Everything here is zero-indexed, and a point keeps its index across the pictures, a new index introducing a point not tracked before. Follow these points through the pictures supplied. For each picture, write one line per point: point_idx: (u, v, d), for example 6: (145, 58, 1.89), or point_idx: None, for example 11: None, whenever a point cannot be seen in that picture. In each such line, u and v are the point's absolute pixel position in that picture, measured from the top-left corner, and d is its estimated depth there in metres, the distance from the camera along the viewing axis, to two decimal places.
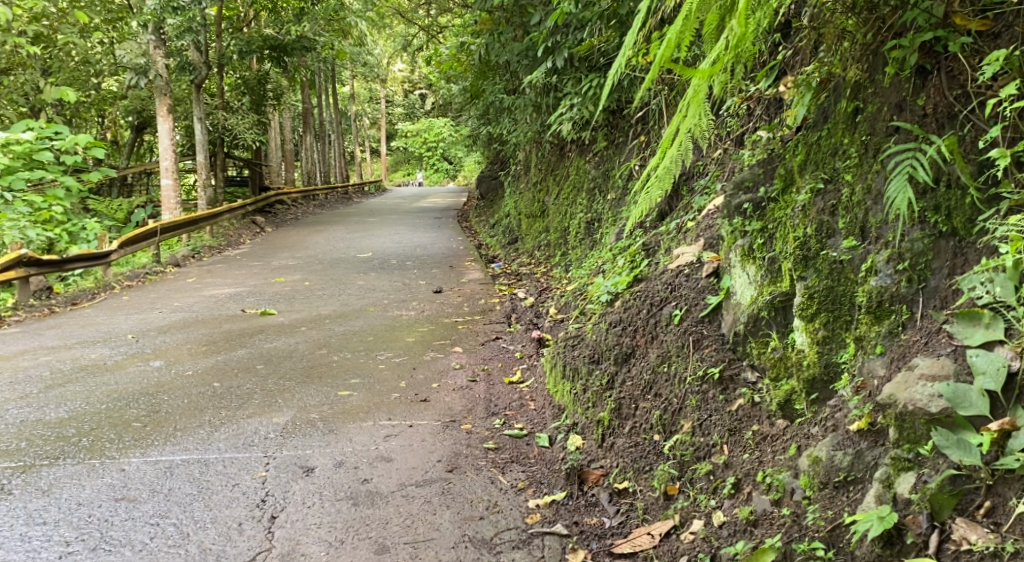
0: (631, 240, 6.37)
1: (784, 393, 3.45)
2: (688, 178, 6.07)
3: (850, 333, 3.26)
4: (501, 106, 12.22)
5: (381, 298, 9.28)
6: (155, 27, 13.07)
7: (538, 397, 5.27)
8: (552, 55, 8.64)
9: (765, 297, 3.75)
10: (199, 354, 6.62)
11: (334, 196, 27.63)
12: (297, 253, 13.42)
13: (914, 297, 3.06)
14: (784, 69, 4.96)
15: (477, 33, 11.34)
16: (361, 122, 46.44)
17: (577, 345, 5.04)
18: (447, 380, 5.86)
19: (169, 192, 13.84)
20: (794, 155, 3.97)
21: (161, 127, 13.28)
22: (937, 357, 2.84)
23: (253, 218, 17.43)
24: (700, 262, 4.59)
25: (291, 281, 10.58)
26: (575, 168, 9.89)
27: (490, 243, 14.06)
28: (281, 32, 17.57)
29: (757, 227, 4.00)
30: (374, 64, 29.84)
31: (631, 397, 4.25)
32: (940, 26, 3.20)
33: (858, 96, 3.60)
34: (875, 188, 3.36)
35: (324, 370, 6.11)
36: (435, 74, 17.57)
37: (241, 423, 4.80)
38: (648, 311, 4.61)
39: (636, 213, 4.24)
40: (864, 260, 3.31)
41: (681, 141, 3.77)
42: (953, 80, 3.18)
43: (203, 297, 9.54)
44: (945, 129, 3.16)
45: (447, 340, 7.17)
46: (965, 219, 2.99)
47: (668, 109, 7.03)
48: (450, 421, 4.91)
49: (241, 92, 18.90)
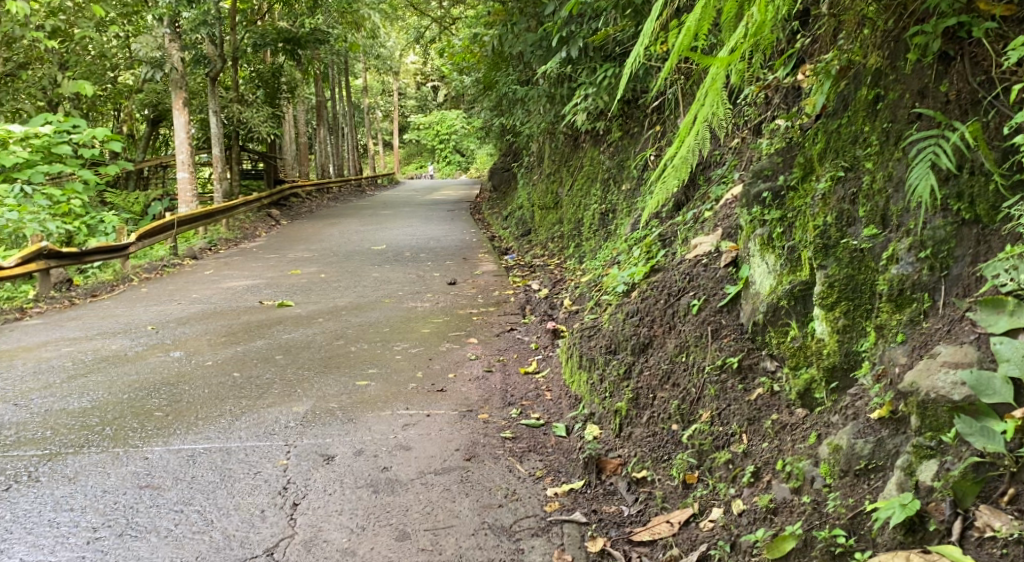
0: (647, 231, 6.38)
1: (803, 382, 3.45)
2: (704, 168, 6.06)
3: (871, 322, 3.25)
4: (514, 97, 12.22)
5: (396, 290, 9.32)
6: (171, 20, 13.22)
7: (554, 387, 5.29)
8: (566, 45, 8.64)
9: (785, 286, 3.74)
10: (217, 345, 6.68)
11: (348, 188, 27.74)
12: (313, 245, 13.49)
13: (936, 286, 3.05)
14: (803, 58, 4.94)
15: (491, 25, 11.34)
16: (374, 114, 46.54)
17: (594, 335, 5.05)
18: (464, 370, 5.88)
19: (185, 185, 13.94)
20: (814, 143, 3.95)
21: (177, 120, 13.38)
22: (960, 345, 2.82)
23: (270, 211, 17.52)
24: (717, 252, 4.58)
25: (307, 273, 10.64)
26: (590, 159, 9.88)
27: (505, 234, 14.08)
28: (296, 25, 17.67)
29: (776, 216, 3.98)
30: (386, 56, 29.89)
31: (649, 387, 4.25)
32: (964, 11, 3.16)
33: (879, 83, 3.57)
34: (897, 175, 3.34)
35: (342, 360, 6.15)
36: (448, 66, 17.59)
37: (262, 413, 4.85)
38: (666, 302, 4.61)
39: (654, 203, 4.24)
40: (885, 248, 3.29)
41: (700, 130, 3.76)
42: (977, 66, 3.15)
43: (221, 289, 9.62)
44: (968, 115, 3.14)
45: (462, 331, 7.20)
46: (988, 206, 2.97)
47: (683, 99, 7.01)
48: (468, 411, 4.94)
49: (256, 85, 19.17)
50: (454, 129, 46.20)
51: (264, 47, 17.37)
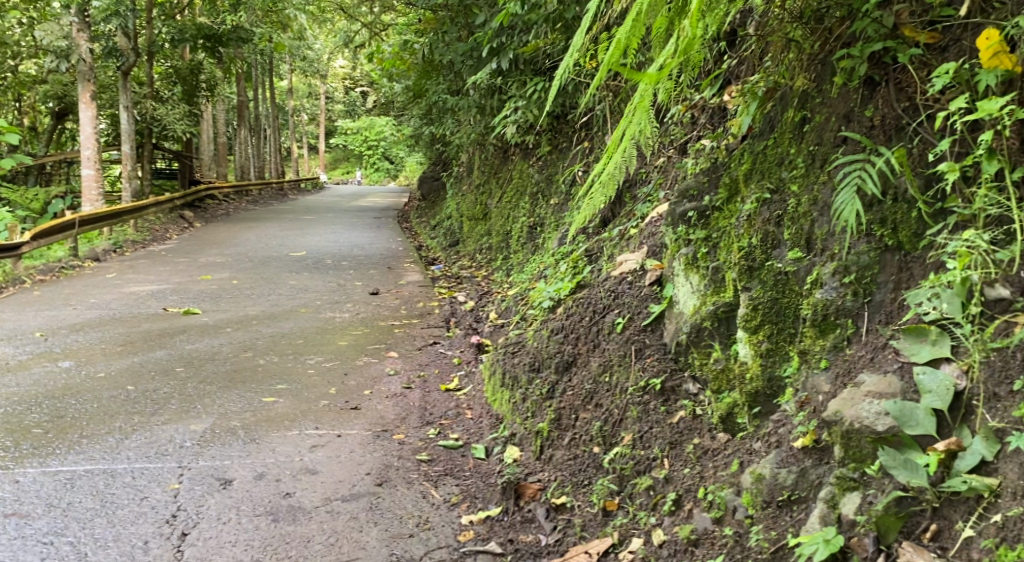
0: (574, 246, 6.31)
1: (725, 406, 3.39)
2: (630, 185, 6.03)
3: (794, 346, 3.20)
4: (444, 106, 12.06)
5: (313, 299, 9.01)
6: (79, 9, 12.55)
7: (475, 406, 5.13)
8: (496, 56, 8.52)
9: (708, 307, 3.68)
10: (112, 355, 6.27)
11: (269, 191, 27.00)
12: (228, 249, 12.99)
13: (859, 312, 3.01)
14: (729, 79, 4.97)
15: (421, 32, 11.15)
16: (299, 116, 45.63)
17: (517, 353, 4.91)
18: (381, 386, 5.66)
19: (90, 183, 13.25)
20: (739, 164, 3.93)
21: (84, 114, 12.72)
22: (884, 375, 2.78)
23: (182, 212, 16.88)
24: (643, 270, 4.52)
25: (219, 279, 10.20)
26: (518, 172, 9.80)
27: (432, 244, 13.88)
28: (217, 22, 17.05)
29: (701, 236, 3.93)
30: (313, 59, 29.29)
31: (572, 407, 4.14)
32: (890, 36, 3.17)
33: (806, 106, 3.58)
34: (822, 199, 3.31)
35: (250, 374, 5.85)
36: (377, 73, 17.29)
37: (155, 431, 4.56)
38: (591, 319, 4.52)
39: (579, 219, 4.14)
40: (809, 272, 3.25)
41: (627, 146, 3.67)
42: (901, 92, 3.15)
43: (123, 294, 9.11)
44: (893, 141, 3.12)
45: (382, 344, 6.97)
46: (911, 233, 2.95)
47: (612, 116, 7.01)
48: (382, 431, 4.73)
49: (173, 81, 18.50)
50: (382, 136, 45.71)
51: (183, 43, 16.72)
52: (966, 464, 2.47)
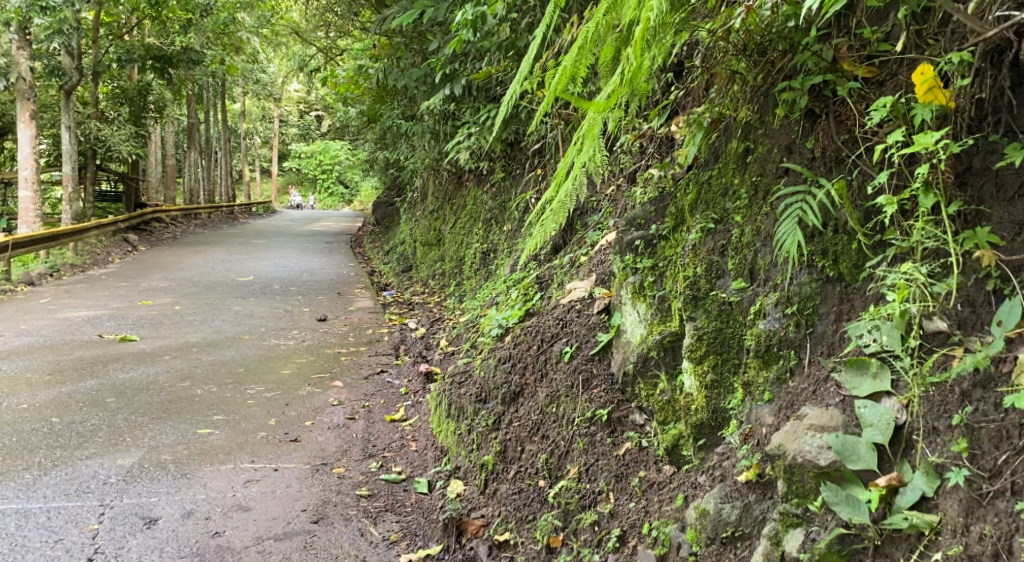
0: (525, 273, 6.28)
1: (670, 438, 3.35)
2: (581, 213, 6.03)
3: (738, 378, 3.17)
4: (398, 131, 11.98)
5: (258, 326, 8.80)
6: (20, 26, 12.25)
7: (420, 437, 5.03)
8: (450, 83, 8.49)
9: (654, 336, 3.66)
10: (38, 385, 6.03)
11: (218, 214, 26.56)
12: (171, 274, 12.68)
13: (802, 343, 3.00)
14: (676, 109, 5.00)
15: (375, 57, 11.09)
16: (251, 139, 45.13)
17: (463, 383, 4.82)
18: (323, 417, 5.52)
19: (28, 204, 12.87)
20: (685, 194, 3.94)
21: (22, 134, 12.38)
22: (826, 408, 2.75)
23: (126, 235, 16.47)
24: (591, 298, 4.48)
25: (159, 305, 9.92)
26: (472, 199, 9.77)
27: (385, 269, 13.74)
28: (166, 42, 16.79)
29: (647, 265, 3.92)
30: (267, 83, 29.03)
31: (517, 439, 4.07)
32: (829, 70, 3.21)
33: (749, 137, 3.61)
34: (765, 230, 3.30)
35: (185, 404, 5.65)
36: (332, 97, 17.15)
37: (77, 467, 4.38)
38: (539, 348, 4.47)
39: (530, 247, 4.11)
40: (753, 302, 3.24)
41: (576, 173, 3.67)
42: (840, 125, 3.16)
43: (56, 320, 8.80)
44: (833, 174, 3.14)
45: (328, 373, 6.81)
46: (851, 264, 2.95)
47: (564, 144, 7.03)
48: (321, 465, 4.62)
49: (119, 102, 18.13)
50: (337, 161, 45.44)
51: (130, 63, 16.42)
52: (907, 499, 2.45)
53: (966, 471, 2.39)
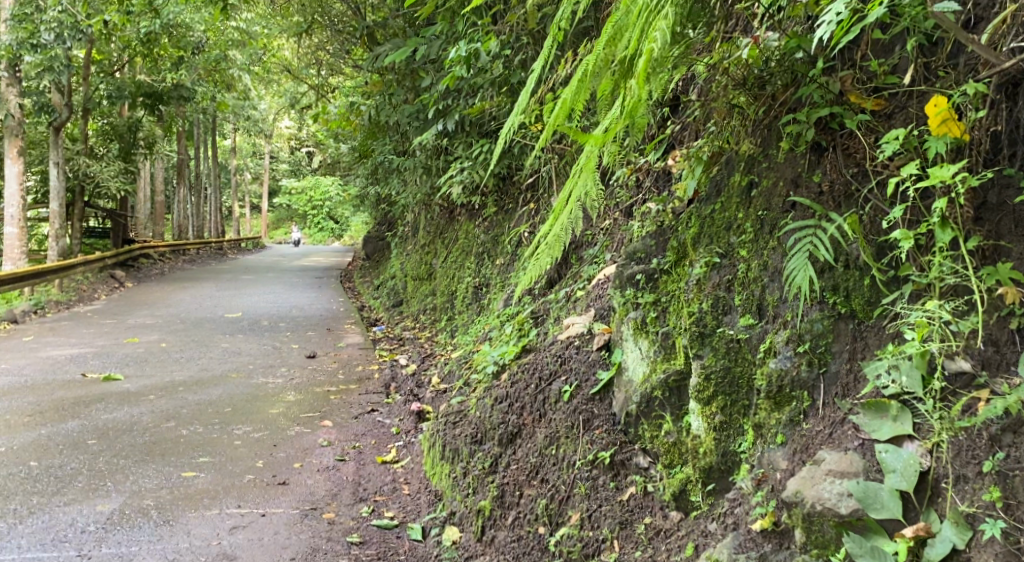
0: (519, 308, 6.17)
1: (677, 483, 3.24)
2: (576, 246, 5.95)
3: (748, 419, 3.06)
4: (389, 167, 11.92)
5: (246, 363, 8.62)
6: (10, 64, 12.24)
7: (413, 480, 4.88)
8: (442, 119, 8.43)
9: (659, 375, 3.55)
10: (17, 428, 5.87)
11: (207, 250, 26.38)
12: (158, 311, 12.49)
13: (815, 383, 2.89)
14: (673, 143, 4.94)
15: (368, 93, 11.07)
16: (242, 176, 45.09)
17: (458, 423, 4.67)
18: (313, 459, 5.35)
19: (13, 241, 12.70)
20: (687, 228, 3.84)
21: (9, 170, 12.23)
22: (844, 453, 2.64)
23: (112, 271, 16.31)
24: (590, 334, 4.37)
25: (145, 342, 9.74)
26: (464, 232, 9.69)
27: (375, 304, 13.60)
28: (157, 79, 16.76)
29: (649, 300, 3.83)
30: (258, 119, 29.06)
31: (516, 483, 3.91)
32: (836, 102, 3.13)
33: (752, 170, 3.53)
34: (772, 265, 3.21)
35: (170, 446, 5.48)
36: (322, 133, 17.13)
37: (55, 514, 4.25)
38: (537, 386, 4.33)
39: (525, 280, 3.99)
40: (762, 339, 3.13)
41: (572, 208, 3.55)
42: (848, 158, 3.08)
43: (39, 359, 8.60)
44: (843, 208, 3.05)
45: (317, 412, 6.64)
46: (864, 301, 2.86)
47: (558, 178, 6.97)
48: (310, 510, 4.47)
49: (109, 139, 18.00)
50: (328, 197, 45.42)
51: (121, 100, 16.38)
52: (938, 552, 2.35)
53: (1001, 523, 2.29)
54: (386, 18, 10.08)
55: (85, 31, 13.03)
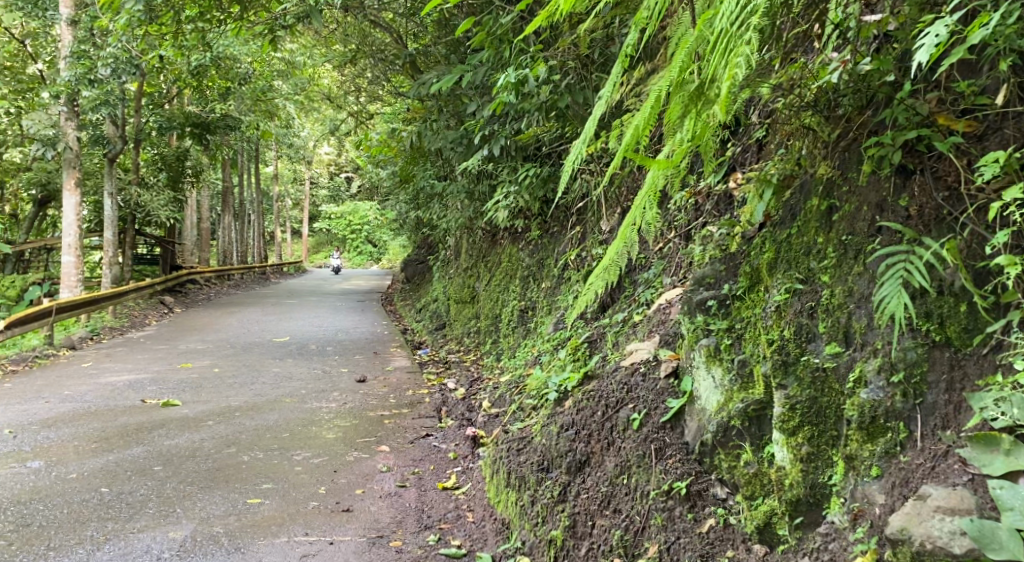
0: (572, 333, 6.09)
1: (761, 515, 3.18)
2: (630, 270, 5.89)
3: (838, 451, 3.03)
4: (431, 191, 11.98)
5: (298, 388, 8.65)
6: (69, 99, 12.63)
7: (477, 507, 4.85)
8: (487, 144, 8.38)
9: (737, 405, 3.47)
10: (85, 454, 5.98)
11: (251, 275, 26.78)
12: (208, 336, 12.66)
13: (910, 414, 2.87)
14: (733, 165, 4.86)
15: (410, 120, 11.14)
16: (283, 202, 45.78)
17: (523, 450, 4.62)
18: (374, 485, 5.33)
19: (71, 269, 13.02)
20: (760, 253, 3.76)
21: (68, 201, 12.54)
22: (952, 488, 2.64)
23: (163, 298, 16.65)
24: (656, 360, 4.26)
25: (199, 367, 9.86)
26: (508, 255, 9.69)
27: (417, 328, 13.64)
28: (205, 110, 17.10)
29: (723, 326, 3.75)
30: (299, 146, 29.52)
31: (587, 513, 3.85)
32: (923, 124, 3.06)
33: (831, 194, 3.43)
34: (859, 291, 3.15)
35: (233, 472, 5.52)
36: (362, 159, 17.28)
37: (130, 540, 4.44)
38: (603, 414, 4.25)
39: (579, 305, 3.91)
40: (850, 368, 3.09)
41: (632, 233, 3.47)
42: (939, 181, 3.02)
43: (99, 385, 8.76)
44: (934, 233, 2.98)
45: (372, 437, 6.62)
46: (961, 329, 2.82)
47: (607, 203, 6.90)
48: (377, 537, 4.50)
49: (159, 168, 18.39)
50: (366, 220, 45.90)
51: (170, 131, 16.75)
52: None
53: None
54: (429, 46, 10.13)
55: (138, 66, 13.36)
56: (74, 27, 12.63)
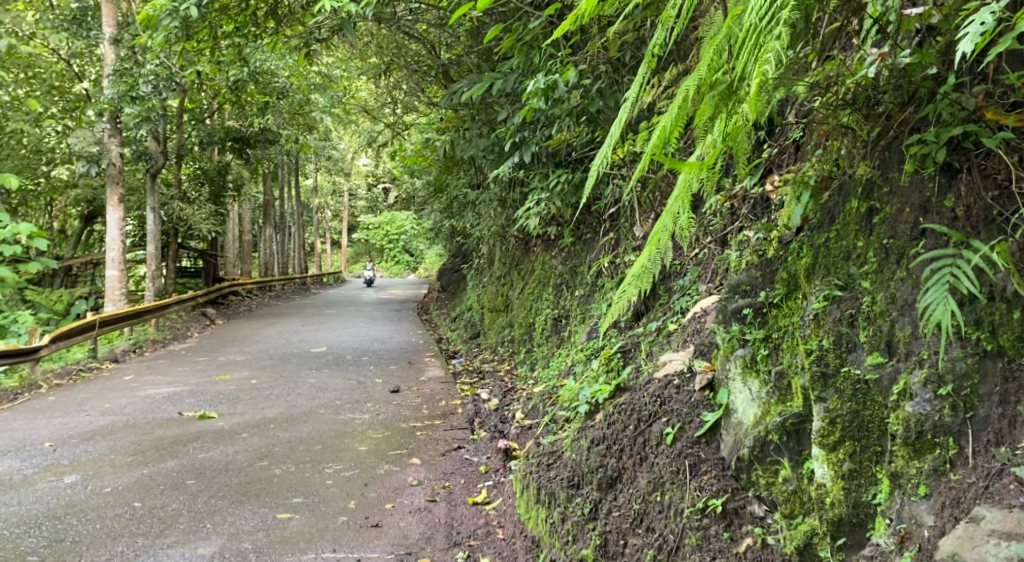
0: (605, 342, 5.94)
1: (802, 535, 3.02)
2: (663, 278, 5.73)
3: (883, 469, 2.87)
4: (465, 200, 11.92)
5: (332, 399, 8.62)
6: (112, 116, 12.87)
7: (508, 523, 4.72)
8: (518, 152, 8.27)
9: (774, 419, 3.31)
10: (121, 467, 5.99)
11: (291, 286, 27.01)
12: (246, 347, 12.73)
13: (961, 429, 2.72)
14: (770, 167, 4.70)
15: (444, 130, 11.10)
16: (322, 214, 46.26)
17: (553, 465, 4.48)
18: (404, 500, 5.24)
19: (115, 283, 13.17)
20: (798, 258, 3.59)
21: (111, 216, 12.72)
22: (1009, 510, 2.50)
23: (205, 310, 16.85)
24: (691, 372, 4.10)
25: (237, 379, 9.89)
26: (541, 263, 9.57)
27: (452, 337, 13.57)
28: (245, 125, 17.30)
29: (759, 336, 3.61)
30: (338, 158, 29.75)
31: (619, 531, 3.71)
32: (970, 120, 2.89)
33: (871, 195, 3.27)
34: (902, 298, 2.99)
35: (264, 486, 5.47)
36: (398, 169, 17.31)
37: (159, 556, 4.41)
38: (636, 428, 4.08)
39: (610, 316, 3.80)
40: (894, 380, 2.93)
41: (665, 239, 3.35)
42: (988, 179, 2.87)
43: (138, 397, 8.83)
44: (982, 234, 2.83)
45: (404, 449, 6.54)
46: (1013, 337, 2.67)
47: (640, 208, 6.74)
48: (405, 554, 4.41)
49: (200, 183, 18.66)
50: (403, 230, 46.17)
51: (211, 146, 16.97)
52: None
53: None
54: (462, 55, 10.08)
55: (178, 82, 13.53)
56: (117, 46, 12.85)
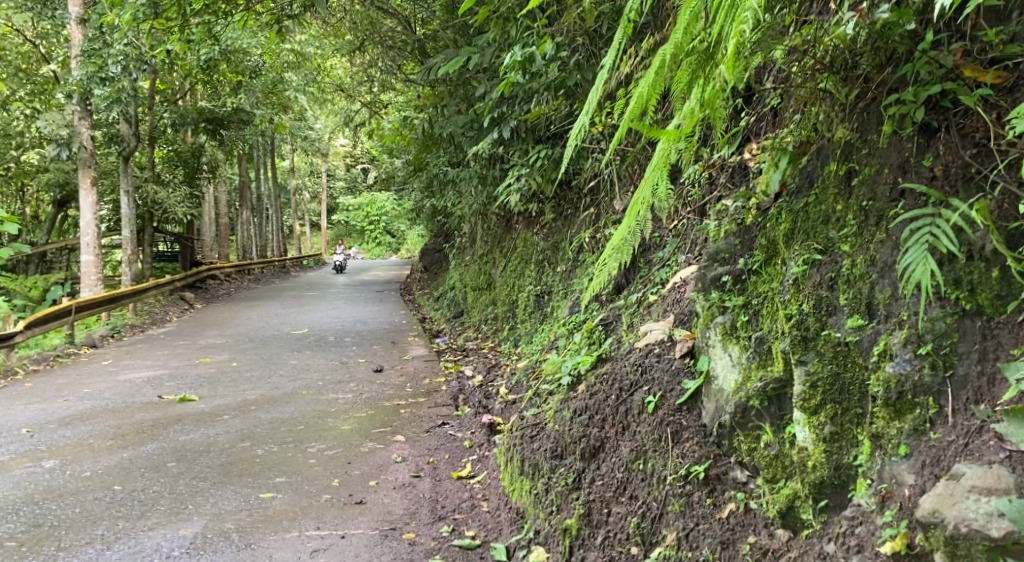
0: (587, 316, 5.92)
1: (784, 499, 3.03)
2: (644, 250, 5.71)
3: (864, 430, 2.88)
4: (444, 179, 11.80)
5: (314, 380, 8.55)
6: (82, 98, 12.60)
7: (492, 496, 4.72)
8: (497, 127, 8.18)
9: (755, 384, 3.32)
10: (100, 451, 5.91)
11: (271, 268, 26.80)
12: (227, 330, 12.61)
13: (941, 388, 2.72)
14: (748, 135, 4.67)
15: (421, 107, 10.97)
16: (301, 196, 45.83)
17: (536, 437, 4.47)
18: (387, 477, 5.22)
19: (90, 268, 12.88)
20: (777, 224, 3.57)
21: (85, 200, 12.48)
22: (989, 467, 2.50)
23: (183, 293, 16.67)
24: (671, 341, 4.10)
25: (217, 362, 9.79)
26: (523, 240, 9.51)
27: (435, 316, 13.52)
28: (218, 105, 17.01)
29: (739, 303, 3.60)
30: (316, 139, 29.43)
31: (602, 499, 3.71)
32: (947, 78, 2.88)
33: (850, 158, 3.26)
34: (881, 259, 2.99)
35: (246, 467, 5.43)
36: (377, 149, 17.13)
37: (140, 539, 4.36)
38: (618, 398, 4.08)
39: (593, 289, 3.72)
40: (874, 342, 2.94)
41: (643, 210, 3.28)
42: (965, 137, 2.86)
43: (117, 382, 8.71)
44: (960, 193, 2.83)
45: (387, 427, 6.50)
46: (992, 295, 2.67)
47: (621, 181, 6.70)
48: (390, 530, 4.40)
49: (174, 165, 18.38)
50: (383, 210, 45.89)
51: (185, 127, 16.67)
52: None
53: None
54: (438, 31, 9.93)
55: (149, 63, 13.25)
56: (83, 26, 12.54)
